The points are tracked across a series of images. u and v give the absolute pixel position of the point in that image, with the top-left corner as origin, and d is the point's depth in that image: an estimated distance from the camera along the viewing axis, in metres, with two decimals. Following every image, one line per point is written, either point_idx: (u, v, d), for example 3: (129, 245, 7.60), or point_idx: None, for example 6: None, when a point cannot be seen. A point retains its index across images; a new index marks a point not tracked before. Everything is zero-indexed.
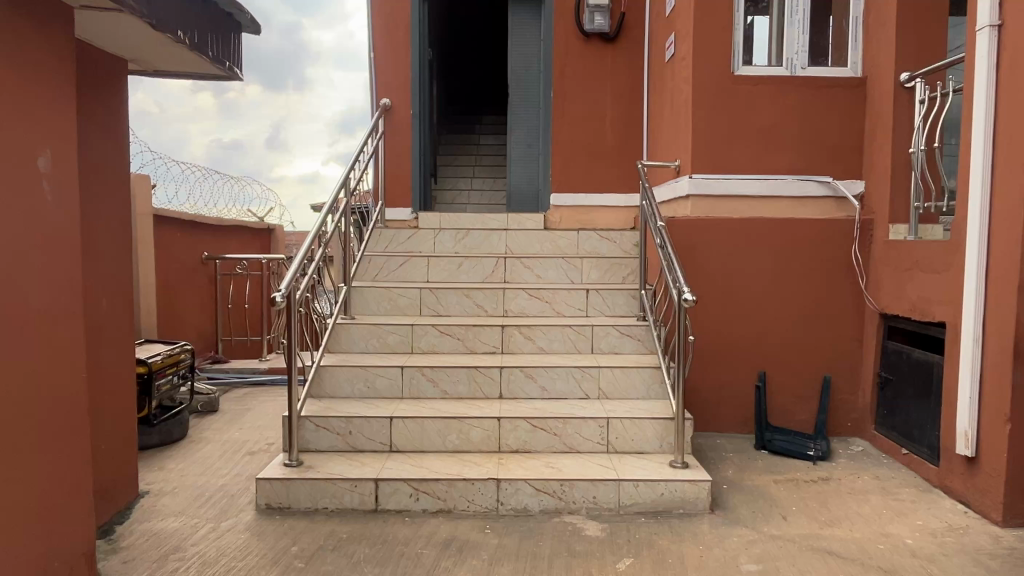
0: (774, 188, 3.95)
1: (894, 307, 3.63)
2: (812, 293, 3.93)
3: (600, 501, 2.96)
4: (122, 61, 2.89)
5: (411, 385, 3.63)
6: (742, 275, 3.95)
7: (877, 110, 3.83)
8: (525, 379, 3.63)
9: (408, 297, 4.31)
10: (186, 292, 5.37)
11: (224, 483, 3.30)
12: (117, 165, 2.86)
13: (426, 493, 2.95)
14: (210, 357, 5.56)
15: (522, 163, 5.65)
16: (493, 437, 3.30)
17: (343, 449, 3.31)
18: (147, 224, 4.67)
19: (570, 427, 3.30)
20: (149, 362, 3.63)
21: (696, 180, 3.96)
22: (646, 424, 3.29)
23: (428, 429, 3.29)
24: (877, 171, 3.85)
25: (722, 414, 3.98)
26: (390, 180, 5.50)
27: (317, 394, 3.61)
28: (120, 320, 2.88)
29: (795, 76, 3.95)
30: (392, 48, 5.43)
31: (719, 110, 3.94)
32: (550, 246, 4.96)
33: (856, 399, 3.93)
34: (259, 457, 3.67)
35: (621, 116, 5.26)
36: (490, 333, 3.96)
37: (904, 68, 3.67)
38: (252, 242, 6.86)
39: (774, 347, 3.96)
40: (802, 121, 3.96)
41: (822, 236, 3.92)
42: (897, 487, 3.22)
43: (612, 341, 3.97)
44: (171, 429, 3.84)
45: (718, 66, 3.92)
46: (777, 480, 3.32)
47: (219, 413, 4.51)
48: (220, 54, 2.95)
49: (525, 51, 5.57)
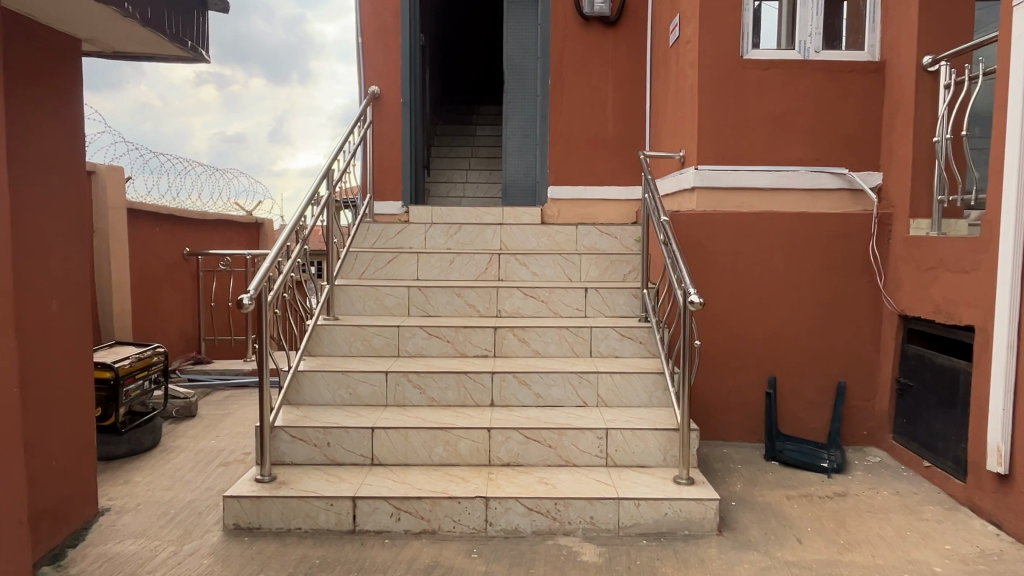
0: (786, 179, 3.69)
1: (915, 308, 3.37)
2: (825, 291, 3.68)
3: (597, 521, 2.71)
4: (76, 42, 2.70)
5: (396, 392, 3.38)
6: (752, 273, 3.69)
7: (897, 96, 3.57)
8: (518, 385, 3.38)
9: (395, 296, 4.06)
10: (165, 289, 5.11)
11: (192, 498, 3.06)
12: (64, 153, 2.64)
13: (409, 512, 2.71)
14: (192, 358, 5.31)
15: (518, 154, 5.38)
16: (482, 449, 3.05)
17: (321, 461, 3.06)
18: (121, 217, 4.41)
19: (565, 439, 3.06)
20: (116, 366, 3.42)
21: (702, 172, 3.69)
22: (648, 435, 3.04)
23: (412, 441, 3.04)
24: (896, 162, 3.59)
25: (729, 422, 3.73)
26: (379, 171, 5.25)
27: (295, 401, 3.36)
28: (67, 322, 2.65)
29: (809, 60, 3.68)
30: (382, 33, 5.18)
31: (726, 96, 3.68)
32: (547, 242, 4.72)
33: (873, 406, 3.68)
34: (233, 468, 3.43)
35: (622, 104, 4.99)
36: (482, 335, 3.71)
37: (926, 50, 3.41)
38: (239, 237, 6.62)
39: (784, 349, 3.70)
40: (816, 108, 3.70)
41: (837, 232, 3.66)
42: (920, 505, 2.96)
43: (611, 343, 3.72)
44: (141, 438, 3.59)
45: (726, 49, 3.66)
46: (790, 497, 3.07)
47: (196, 419, 4.26)
48: (181, 32, 2.75)
49: (522, 36, 5.30)
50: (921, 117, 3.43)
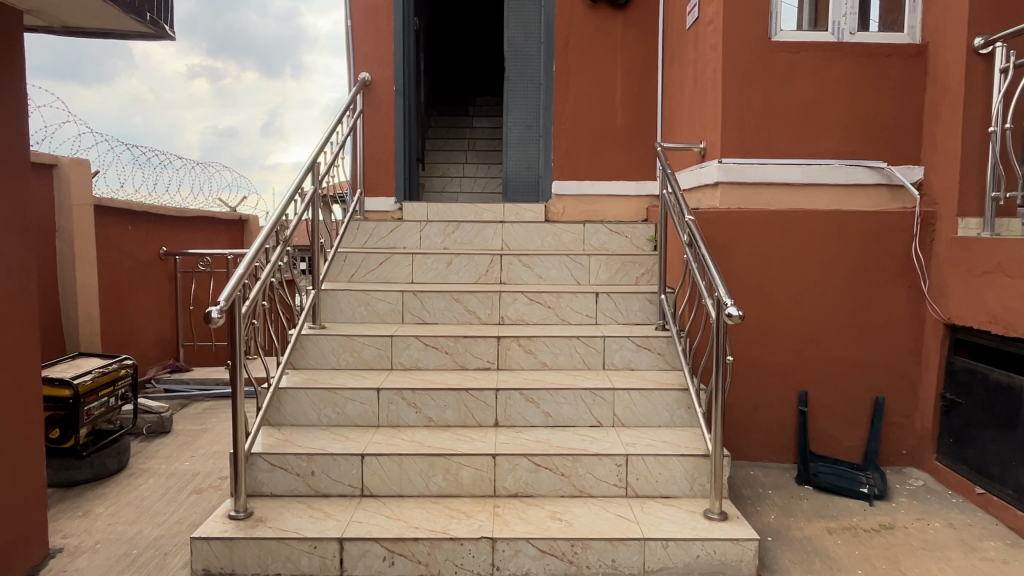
0: (819, 174, 3.36)
1: (966, 318, 3.05)
2: (861, 297, 3.34)
3: (620, 566, 2.37)
4: (19, 13, 2.34)
5: (388, 411, 3.03)
6: (782, 278, 3.35)
7: (943, 82, 3.23)
8: (525, 404, 3.04)
9: (387, 302, 3.71)
10: (138, 292, 4.73)
11: (158, 535, 2.70)
12: (4, 142, 2.27)
13: (404, 556, 2.36)
14: (170, 366, 4.95)
15: (519, 146, 4.99)
16: (486, 478, 2.71)
17: (304, 492, 2.70)
18: (87, 215, 4.03)
19: (580, 466, 2.71)
20: (76, 384, 3.06)
21: (726, 165, 3.35)
22: (674, 462, 2.70)
23: (407, 469, 2.70)
24: (941, 155, 3.25)
25: (756, 441, 3.40)
26: (370, 165, 4.88)
27: (276, 422, 3.01)
28: (9, 339, 2.29)
29: (844, 42, 3.33)
30: (373, 15, 4.79)
31: (753, 82, 3.33)
32: (553, 241, 4.38)
33: (913, 423, 3.36)
34: (207, 496, 3.07)
35: (632, 92, 4.64)
36: (483, 346, 3.36)
37: (978, 30, 3.07)
38: (221, 235, 6.24)
39: (816, 360, 3.37)
40: (851, 96, 3.35)
41: (875, 232, 3.33)
42: (979, 541, 2.64)
43: (626, 354, 3.37)
44: (105, 461, 3.22)
45: (754, 29, 3.30)
46: (831, 530, 2.74)
47: (170, 436, 3.90)
48: (139, 2, 2.40)
49: (524, 19, 4.87)
50: (972, 105, 3.09)
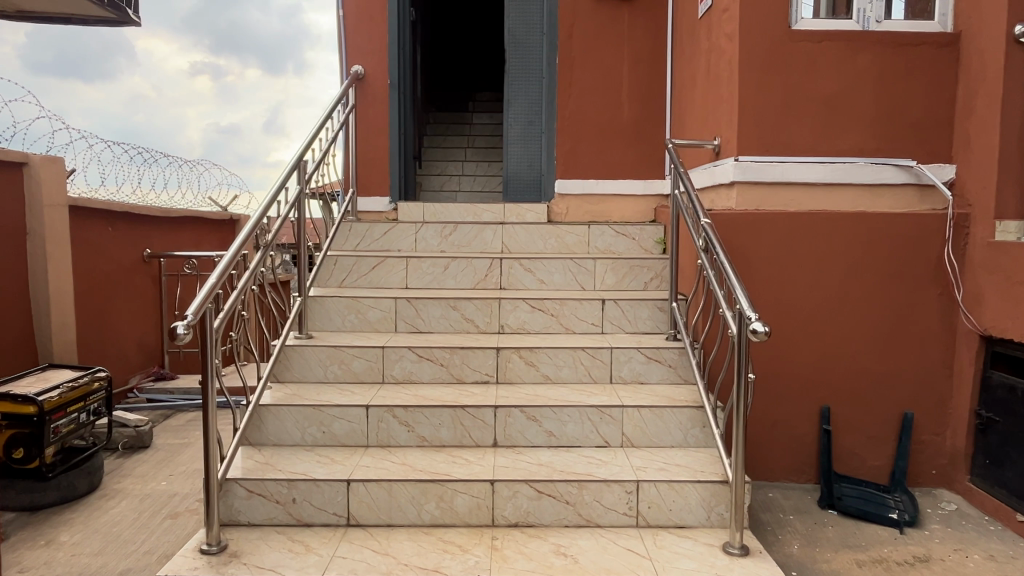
0: (843, 173, 3.12)
1: (1005, 329, 2.80)
2: (889, 304, 3.10)
3: None
4: None
5: (378, 430, 2.80)
6: (803, 285, 3.10)
7: (978, 74, 2.99)
8: (526, 422, 2.80)
9: (379, 310, 3.47)
10: (118, 296, 4.50)
11: (125, 569, 2.47)
12: None
13: None
14: (153, 374, 4.78)
15: (520, 143, 4.75)
16: (484, 507, 2.47)
17: (284, 522, 2.47)
18: (60, 216, 3.80)
19: (587, 494, 2.48)
20: (41, 401, 2.83)
21: (743, 163, 3.11)
22: (689, 489, 2.47)
23: (397, 496, 2.46)
24: (975, 152, 3.01)
25: (773, 459, 3.16)
26: (364, 163, 4.64)
27: (257, 441, 2.79)
28: None
29: (870, 31, 3.08)
30: (365, 5, 4.55)
31: (772, 74, 3.08)
32: (556, 243, 4.14)
33: (944, 441, 3.12)
34: (183, 521, 2.84)
35: (639, 86, 4.40)
36: (481, 358, 3.13)
37: (1018, 16, 2.82)
38: (210, 237, 6.00)
39: (839, 371, 3.13)
40: (878, 89, 3.11)
41: (905, 237, 3.08)
42: None
43: (635, 367, 3.14)
44: (74, 482, 2.99)
45: (773, 16, 3.05)
46: (862, 563, 2.50)
47: (150, 451, 3.67)
48: None
49: (526, 9, 4.62)
50: (1010, 98, 2.85)
